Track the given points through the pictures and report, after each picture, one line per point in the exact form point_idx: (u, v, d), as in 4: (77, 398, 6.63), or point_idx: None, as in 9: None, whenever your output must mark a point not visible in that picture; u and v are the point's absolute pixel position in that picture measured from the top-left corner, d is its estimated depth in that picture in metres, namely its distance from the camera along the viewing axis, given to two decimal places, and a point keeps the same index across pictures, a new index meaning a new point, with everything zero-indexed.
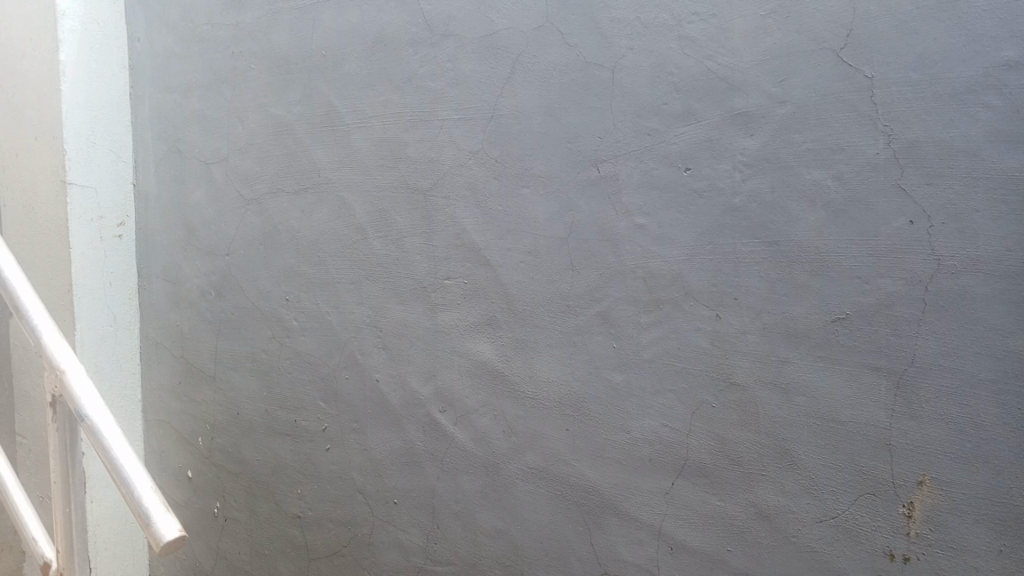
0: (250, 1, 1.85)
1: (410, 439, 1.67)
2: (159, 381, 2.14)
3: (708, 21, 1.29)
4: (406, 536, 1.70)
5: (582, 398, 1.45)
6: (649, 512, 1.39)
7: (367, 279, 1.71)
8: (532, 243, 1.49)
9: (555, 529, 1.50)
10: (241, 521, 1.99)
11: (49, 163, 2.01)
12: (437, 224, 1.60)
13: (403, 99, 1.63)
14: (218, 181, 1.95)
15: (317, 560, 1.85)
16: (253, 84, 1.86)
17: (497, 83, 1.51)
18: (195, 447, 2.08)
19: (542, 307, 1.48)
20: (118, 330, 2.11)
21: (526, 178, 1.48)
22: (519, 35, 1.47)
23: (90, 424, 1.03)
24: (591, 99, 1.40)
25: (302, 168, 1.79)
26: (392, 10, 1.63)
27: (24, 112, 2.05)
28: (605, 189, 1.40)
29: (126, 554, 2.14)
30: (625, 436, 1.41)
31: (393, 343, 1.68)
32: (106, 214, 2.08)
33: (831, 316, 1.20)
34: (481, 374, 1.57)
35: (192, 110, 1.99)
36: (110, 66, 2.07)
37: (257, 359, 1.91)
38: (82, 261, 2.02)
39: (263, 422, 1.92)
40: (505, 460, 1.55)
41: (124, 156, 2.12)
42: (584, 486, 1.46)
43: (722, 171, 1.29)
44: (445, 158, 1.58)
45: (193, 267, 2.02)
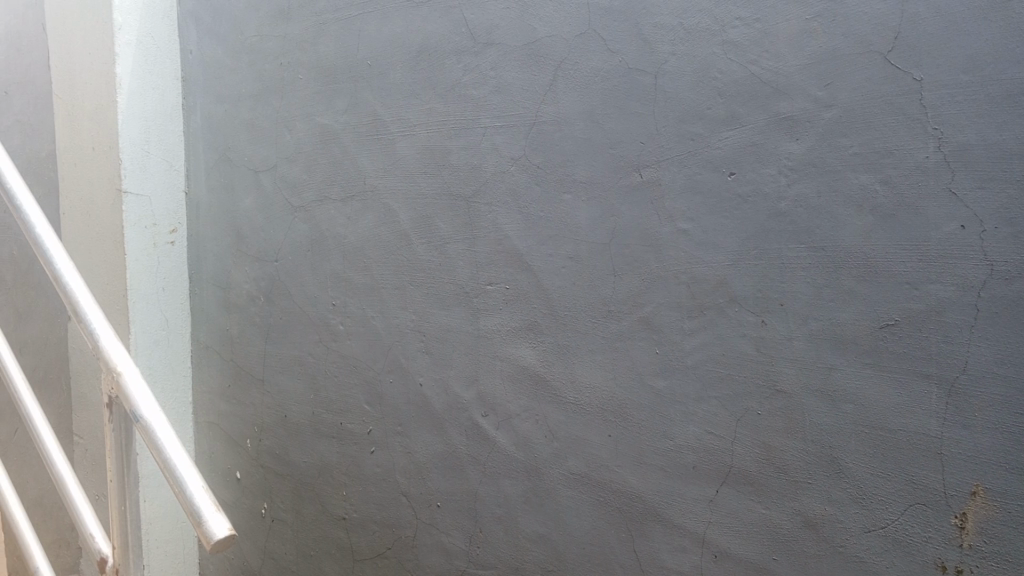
0: (298, 12, 1.89)
1: (453, 443, 1.69)
2: (210, 384, 2.19)
3: (752, 26, 1.28)
4: (449, 539, 1.71)
5: (624, 403, 1.45)
6: (692, 519, 1.38)
7: (411, 285, 1.73)
8: (574, 249, 1.49)
9: (597, 535, 1.49)
10: (288, 521, 2.03)
11: (105, 172, 2.08)
12: (479, 230, 1.62)
13: (447, 107, 1.64)
14: (267, 189, 2.00)
15: (362, 562, 1.87)
16: (300, 94, 1.90)
17: (539, 90, 1.51)
18: (244, 449, 2.12)
19: (584, 313, 1.49)
20: (171, 334, 2.17)
21: (568, 184, 1.49)
22: (561, 43, 1.48)
23: (145, 424, 1.03)
24: (633, 105, 1.40)
25: (348, 176, 1.83)
26: (436, 19, 1.65)
27: (83, 123, 2.12)
28: (647, 194, 1.40)
29: (177, 551, 2.20)
30: (668, 443, 1.40)
31: (436, 348, 1.70)
32: (160, 222, 2.14)
33: (880, 322, 1.18)
34: (523, 379, 1.58)
35: (242, 119, 2.04)
36: (164, 77, 2.14)
37: (304, 363, 1.95)
38: (137, 267, 2.08)
39: (309, 425, 1.95)
40: (548, 465, 1.55)
41: (177, 165, 2.18)
42: (626, 493, 1.45)
43: (767, 176, 1.27)
44: (488, 165, 1.59)
45: (242, 272, 2.07)
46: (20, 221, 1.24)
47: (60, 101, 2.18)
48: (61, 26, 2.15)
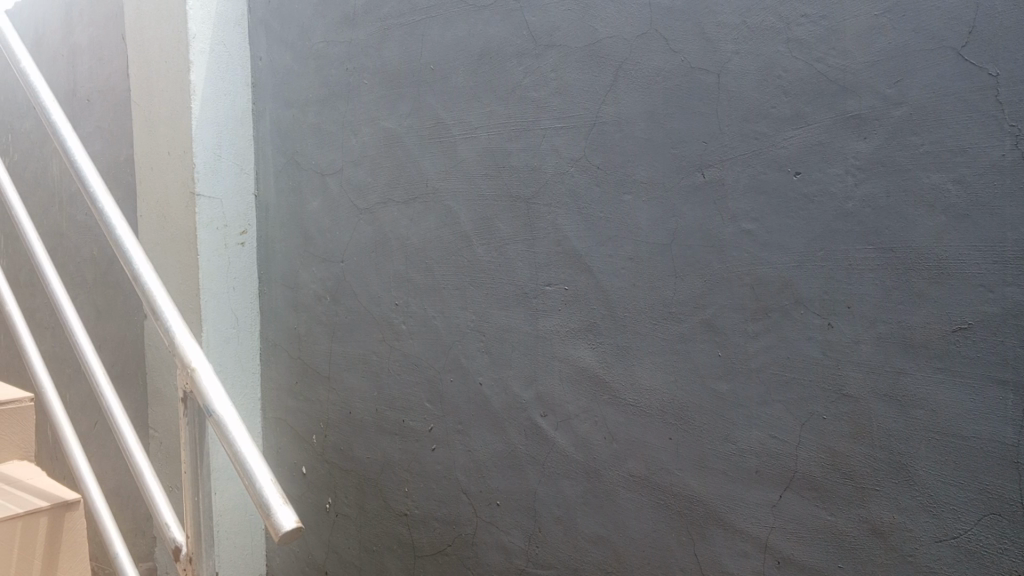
0: (363, 19, 1.94)
1: (512, 442, 1.70)
2: (278, 381, 2.26)
3: (818, 22, 1.25)
4: (508, 538, 1.73)
5: (685, 406, 1.44)
6: (754, 524, 1.36)
7: (472, 285, 1.75)
8: (634, 250, 1.49)
9: (656, 537, 1.49)
10: (351, 516, 2.08)
11: (180, 176, 2.16)
12: (539, 231, 1.63)
13: (508, 110, 1.66)
14: (333, 192, 2.05)
15: (423, 558, 1.91)
16: (365, 98, 1.95)
17: (600, 91, 1.52)
18: (310, 444, 2.18)
19: (645, 313, 1.48)
20: (240, 332, 2.25)
21: (629, 184, 1.48)
22: (623, 43, 1.48)
23: (217, 418, 1.04)
24: (695, 105, 1.39)
25: (410, 178, 1.86)
26: (497, 23, 1.67)
27: (160, 128, 2.22)
28: (709, 194, 1.38)
29: (245, 543, 2.27)
30: (729, 446, 1.39)
31: (496, 348, 1.72)
32: (231, 224, 2.21)
33: (952, 326, 1.15)
34: (582, 380, 1.58)
35: (309, 124, 2.10)
36: (235, 83, 2.21)
37: (368, 361, 1.99)
38: (209, 267, 2.16)
39: (373, 422, 1.99)
40: (607, 466, 1.55)
41: (247, 168, 2.26)
42: (687, 496, 1.44)
43: (833, 175, 1.25)
44: (548, 166, 1.60)
45: (309, 273, 2.13)
46: (99, 220, 1.28)
47: (139, 109, 2.28)
48: (140, 36, 2.25)
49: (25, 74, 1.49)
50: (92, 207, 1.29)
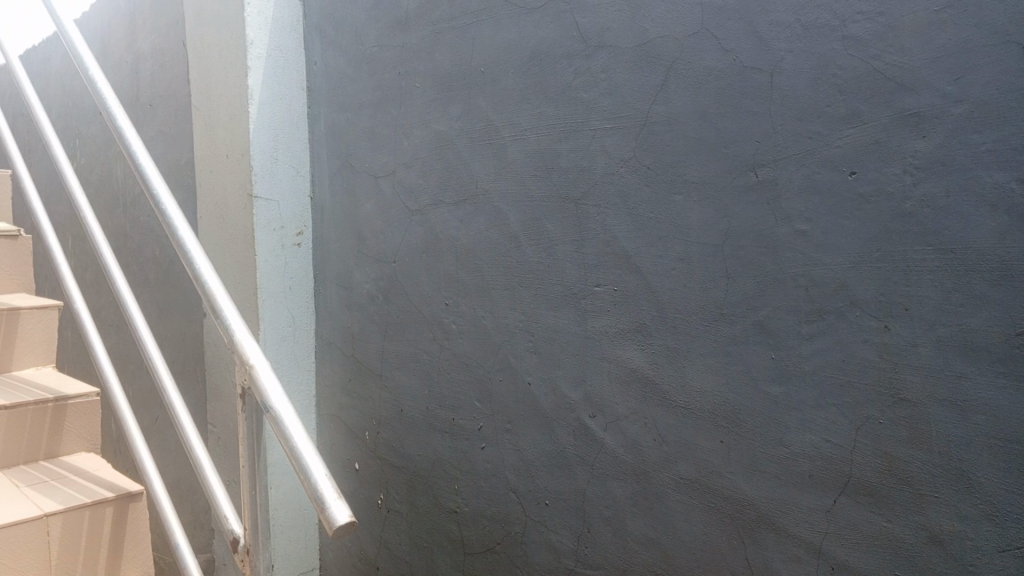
0: (415, 22, 1.97)
1: (561, 442, 1.71)
2: (332, 378, 2.31)
3: (875, 19, 1.23)
4: (557, 537, 1.73)
5: (737, 409, 1.42)
6: (807, 529, 1.34)
7: (521, 286, 1.77)
8: (685, 250, 1.48)
9: (707, 540, 1.48)
10: (402, 513, 2.11)
11: (239, 178, 2.22)
12: (588, 231, 1.63)
13: (558, 111, 1.67)
14: (385, 193, 2.08)
15: (472, 556, 1.93)
16: (417, 101, 1.97)
17: (650, 91, 1.51)
18: (362, 441, 2.22)
19: (695, 314, 1.47)
20: (296, 331, 2.30)
21: (680, 185, 1.48)
22: (673, 43, 1.47)
23: (274, 414, 1.05)
24: (748, 104, 1.38)
25: (461, 180, 1.88)
26: (548, 24, 1.68)
27: (219, 132, 2.28)
28: (763, 194, 1.37)
29: (300, 537, 2.32)
30: (782, 450, 1.37)
31: (545, 348, 1.73)
32: (287, 225, 2.27)
33: (1016, 330, 1.11)
34: (632, 381, 1.58)
35: (362, 126, 2.13)
36: (291, 88, 2.26)
37: (419, 360, 2.02)
38: (266, 267, 2.21)
39: (424, 419, 2.02)
40: (656, 468, 1.55)
41: (303, 170, 2.31)
42: (738, 499, 1.43)
43: (891, 175, 1.22)
44: (598, 166, 1.60)
45: (362, 273, 2.16)
46: (161, 221, 1.31)
47: (200, 113, 2.35)
48: (200, 44, 2.32)
49: (89, 78, 1.54)
50: (155, 209, 1.32)
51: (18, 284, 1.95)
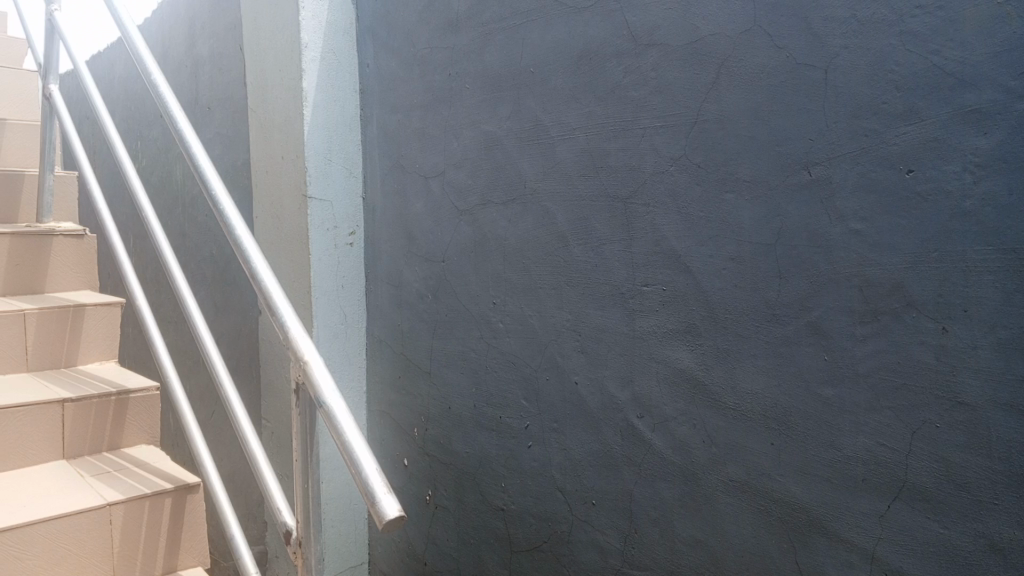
0: (465, 24, 1.98)
1: (608, 442, 1.71)
2: (382, 375, 2.34)
3: (934, 13, 1.20)
4: (604, 537, 1.73)
5: (788, 411, 1.40)
6: (860, 534, 1.32)
7: (568, 285, 1.77)
8: (736, 250, 1.46)
9: (756, 544, 1.46)
10: (450, 509, 2.13)
11: (294, 179, 2.26)
12: (637, 230, 1.62)
13: (607, 110, 1.67)
14: (435, 193, 2.10)
15: (519, 553, 1.94)
16: (466, 102, 1.99)
17: (701, 89, 1.50)
18: (411, 437, 2.25)
19: (746, 316, 1.46)
20: (348, 328, 2.34)
21: (731, 184, 1.46)
22: (725, 40, 1.46)
23: (326, 409, 1.03)
24: (801, 101, 1.36)
25: (509, 180, 1.89)
26: (597, 24, 1.68)
27: (274, 134, 2.34)
28: (817, 193, 1.35)
29: (350, 531, 2.36)
30: (836, 453, 1.34)
31: (592, 348, 1.73)
32: (340, 225, 2.31)
33: None
34: (680, 382, 1.57)
35: (413, 126, 2.16)
36: (344, 91, 2.30)
37: (467, 359, 2.04)
38: (319, 266, 2.25)
39: (471, 417, 2.04)
40: (704, 470, 1.54)
41: (355, 171, 2.35)
42: (789, 503, 1.41)
43: (950, 173, 1.20)
44: (647, 165, 1.60)
45: (411, 272, 2.19)
46: (217, 214, 1.30)
47: (257, 116, 2.41)
48: (257, 48, 2.38)
49: (144, 66, 1.56)
50: (210, 200, 1.31)
51: (83, 282, 2.02)
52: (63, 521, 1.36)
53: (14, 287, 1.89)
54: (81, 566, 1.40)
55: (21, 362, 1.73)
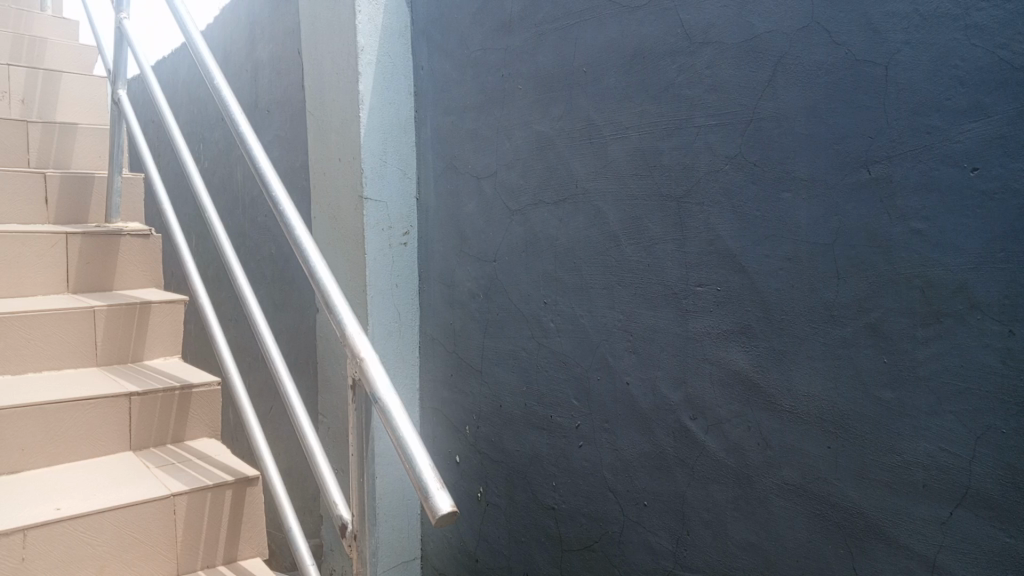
0: (518, 25, 2.00)
1: (660, 443, 1.70)
2: (435, 373, 2.37)
3: (1001, 7, 1.17)
4: (655, 538, 1.73)
5: (846, 414, 1.38)
6: (921, 541, 1.29)
7: (619, 285, 1.77)
8: (793, 250, 1.44)
9: (813, 548, 1.44)
10: (501, 507, 2.15)
11: (350, 179, 2.31)
12: (690, 230, 1.61)
13: (660, 109, 1.66)
14: (488, 193, 2.12)
15: (569, 552, 1.94)
16: (519, 102, 2.01)
17: (757, 86, 1.48)
18: (463, 435, 2.27)
19: (802, 317, 1.44)
20: (402, 326, 2.38)
21: (788, 182, 1.44)
22: (781, 37, 1.44)
23: (382, 404, 1.04)
24: (860, 98, 1.33)
25: (562, 179, 1.90)
26: (651, 23, 1.67)
27: (332, 136, 2.39)
28: (877, 192, 1.32)
29: (403, 527, 2.40)
30: (895, 458, 1.31)
31: (644, 348, 1.72)
32: (395, 225, 2.35)
33: None
34: (735, 383, 1.55)
35: (466, 128, 2.18)
36: (398, 93, 2.34)
37: (518, 357, 2.06)
38: (374, 265, 2.29)
39: (522, 415, 2.05)
40: (759, 473, 1.52)
41: (410, 172, 2.38)
42: (846, 508, 1.39)
43: (1017, 171, 1.16)
44: (701, 164, 1.59)
45: (463, 271, 2.21)
46: (274, 211, 1.32)
47: (315, 119, 2.47)
48: (315, 51, 2.43)
49: (204, 64, 1.59)
50: (266, 198, 1.33)
51: (149, 279, 2.09)
52: (130, 510, 1.42)
53: (84, 285, 1.97)
54: (146, 555, 1.46)
55: (91, 358, 1.81)
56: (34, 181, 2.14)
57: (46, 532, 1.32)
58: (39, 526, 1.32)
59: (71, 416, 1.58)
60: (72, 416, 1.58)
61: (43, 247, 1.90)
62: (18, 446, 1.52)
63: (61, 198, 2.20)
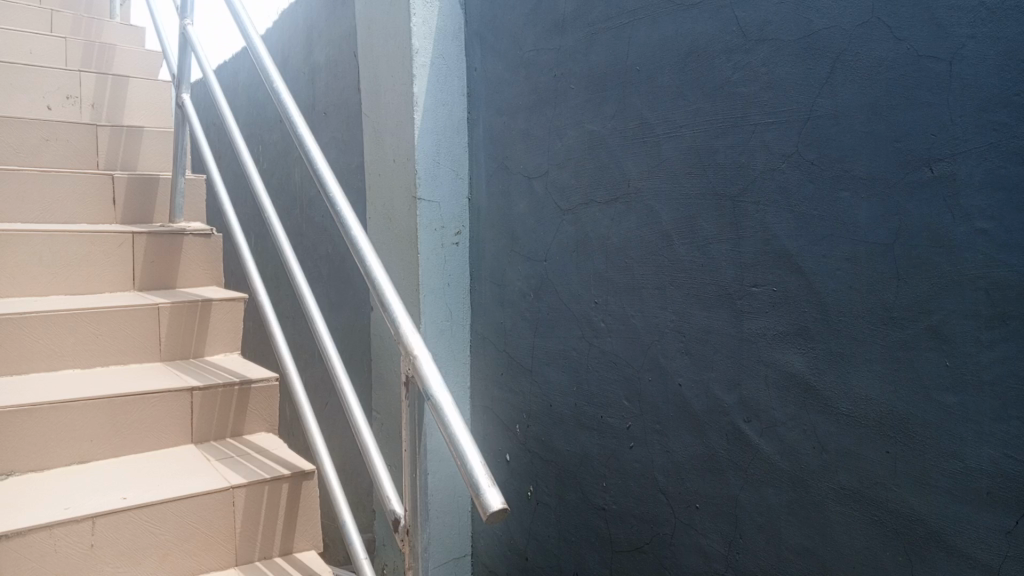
0: (571, 24, 2.00)
1: (713, 445, 1.68)
2: (486, 372, 2.39)
3: None
4: (707, 541, 1.71)
5: (905, 419, 1.34)
6: (984, 551, 1.25)
7: (672, 285, 1.76)
8: (851, 249, 1.41)
9: (870, 555, 1.41)
10: (552, 506, 2.16)
11: (404, 180, 2.34)
12: (746, 230, 1.59)
13: (715, 107, 1.64)
14: (539, 193, 2.13)
15: (620, 554, 1.94)
16: (571, 102, 2.01)
17: (815, 84, 1.46)
18: (514, 433, 2.29)
19: (861, 319, 1.41)
20: (453, 325, 2.40)
21: (846, 181, 1.41)
22: (840, 33, 1.41)
23: (433, 401, 1.05)
24: (922, 94, 1.30)
25: (613, 179, 1.89)
26: (706, 20, 1.66)
27: (386, 137, 2.42)
28: (940, 190, 1.28)
29: (454, 523, 2.42)
30: (958, 464, 1.28)
31: (697, 348, 1.71)
32: (447, 225, 2.37)
33: None
34: (791, 386, 1.53)
35: (518, 128, 2.19)
36: (451, 94, 2.36)
37: (568, 357, 2.06)
38: (427, 265, 2.32)
39: (573, 416, 2.06)
40: (815, 477, 1.49)
41: (462, 173, 2.40)
42: (905, 514, 1.35)
43: None
44: (757, 163, 1.57)
45: (514, 271, 2.23)
46: (331, 212, 1.34)
47: (370, 120, 2.51)
48: (371, 54, 2.48)
49: (264, 67, 1.62)
50: (323, 199, 1.35)
51: (210, 277, 2.16)
52: (192, 500, 1.47)
53: (149, 282, 2.05)
54: (207, 544, 1.50)
55: (155, 353, 1.87)
56: (103, 182, 2.23)
57: (113, 520, 1.38)
58: (107, 514, 1.38)
59: (137, 409, 1.64)
60: (137, 409, 1.64)
61: (112, 246, 1.98)
62: (87, 437, 1.59)
63: (128, 199, 2.28)
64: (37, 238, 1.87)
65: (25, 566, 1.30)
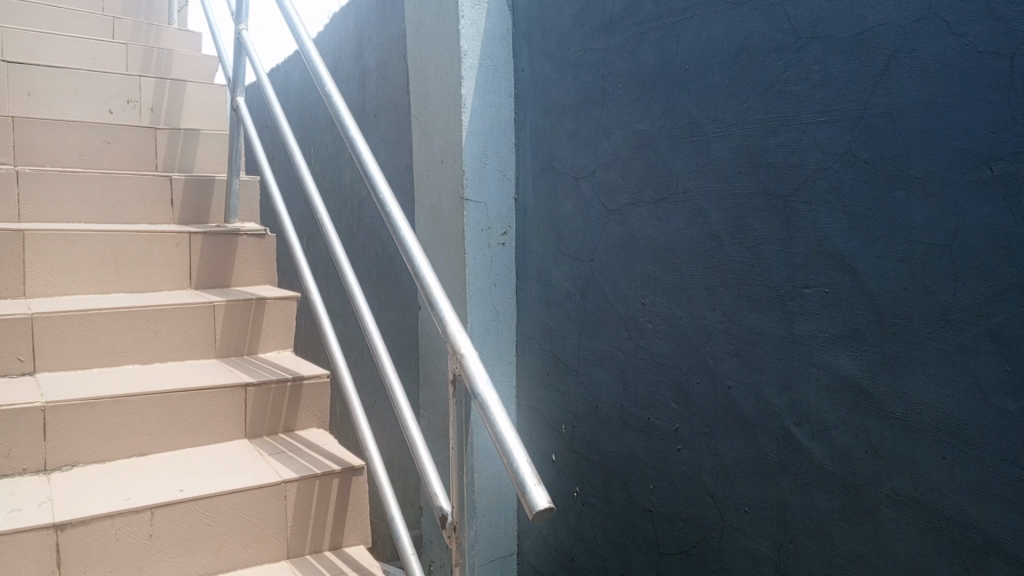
0: (620, 24, 1.99)
1: (762, 449, 1.66)
2: (532, 371, 2.40)
3: None
4: (756, 546, 1.69)
5: (962, 425, 1.31)
6: None
7: (721, 286, 1.74)
8: (906, 250, 1.38)
9: (925, 563, 1.38)
10: (598, 507, 2.15)
11: (452, 180, 2.36)
12: (797, 230, 1.57)
13: (765, 106, 1.62)
14: (586, 193, 2.13)
15: (666, 556, 1.93)
16: (619, 102, 2.00)
17: (869, 81, 1.43)
18: (560, 433, 2.29)
19: (916, 321, 1.37)
20: (500, 324, 2.41)
21: (901, 181, 1.38)
22: (896, 30, 1.38)
23: (481, 400, 1.06)
24: (981, 92, 1.26)
25: (661, 179, 1.89)
26: (756, 19, 1.64)
27: (435, 138, 2.45)
28: (999, 190, 1.25)
29: (500, 522, 2.44)
30: (1017, 471, 1.24)
31: (746, 350, 1.69)
32: (494, 225, 2.39)
33: None
34: (844, 389, 1.50)
35: (565, 128, 2.19)
36: (500, 95, 2.37)
37: (615, 358, 2.05)
38: (474, 264, 2.34)
39: (619, 416, 2.05)
40: (868, 482, 1.46)
41: (510, 173, 2.41)
42: (961, 522, 1.32)
43: None
44: (808, 163, 1.54)
45: (561, 271, 2.23)
46: (382, 215, 1.36)
47: (420, 121, 2.54)
48: (421, 56, 2.51)
49: (316, 72, 1.65)
50: (374, 200, 1.37)
51: (264, 277, 2.21)
52: (245, 494, 1.51)
53: (205, 281, 2.11)
54: (261, 536, 1.54)
55: (211, 349, 1.93)
56: (162, 184, 2.30)
57: (171, 511, 1.43)
58: (165, 505, 1.43)
59: (193, 404, 1.70)
60: (193, 404, 1.70)
61: (170, 245, 2.05)
62: (146, 430, 1.64)
63: (185, 200, 2.35)
64: (100, 237, 1.94)
65: (89, 553, 1.36)
